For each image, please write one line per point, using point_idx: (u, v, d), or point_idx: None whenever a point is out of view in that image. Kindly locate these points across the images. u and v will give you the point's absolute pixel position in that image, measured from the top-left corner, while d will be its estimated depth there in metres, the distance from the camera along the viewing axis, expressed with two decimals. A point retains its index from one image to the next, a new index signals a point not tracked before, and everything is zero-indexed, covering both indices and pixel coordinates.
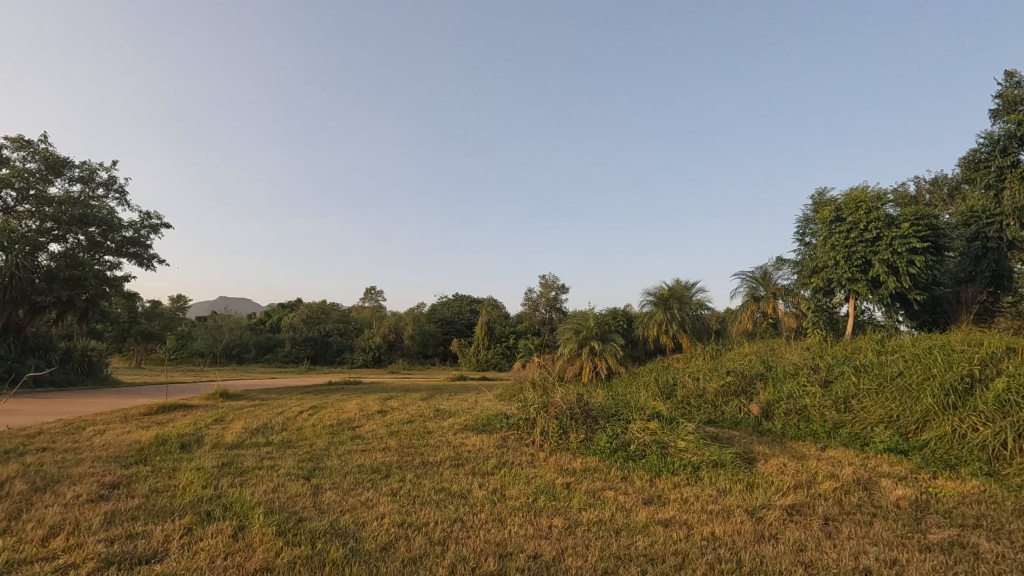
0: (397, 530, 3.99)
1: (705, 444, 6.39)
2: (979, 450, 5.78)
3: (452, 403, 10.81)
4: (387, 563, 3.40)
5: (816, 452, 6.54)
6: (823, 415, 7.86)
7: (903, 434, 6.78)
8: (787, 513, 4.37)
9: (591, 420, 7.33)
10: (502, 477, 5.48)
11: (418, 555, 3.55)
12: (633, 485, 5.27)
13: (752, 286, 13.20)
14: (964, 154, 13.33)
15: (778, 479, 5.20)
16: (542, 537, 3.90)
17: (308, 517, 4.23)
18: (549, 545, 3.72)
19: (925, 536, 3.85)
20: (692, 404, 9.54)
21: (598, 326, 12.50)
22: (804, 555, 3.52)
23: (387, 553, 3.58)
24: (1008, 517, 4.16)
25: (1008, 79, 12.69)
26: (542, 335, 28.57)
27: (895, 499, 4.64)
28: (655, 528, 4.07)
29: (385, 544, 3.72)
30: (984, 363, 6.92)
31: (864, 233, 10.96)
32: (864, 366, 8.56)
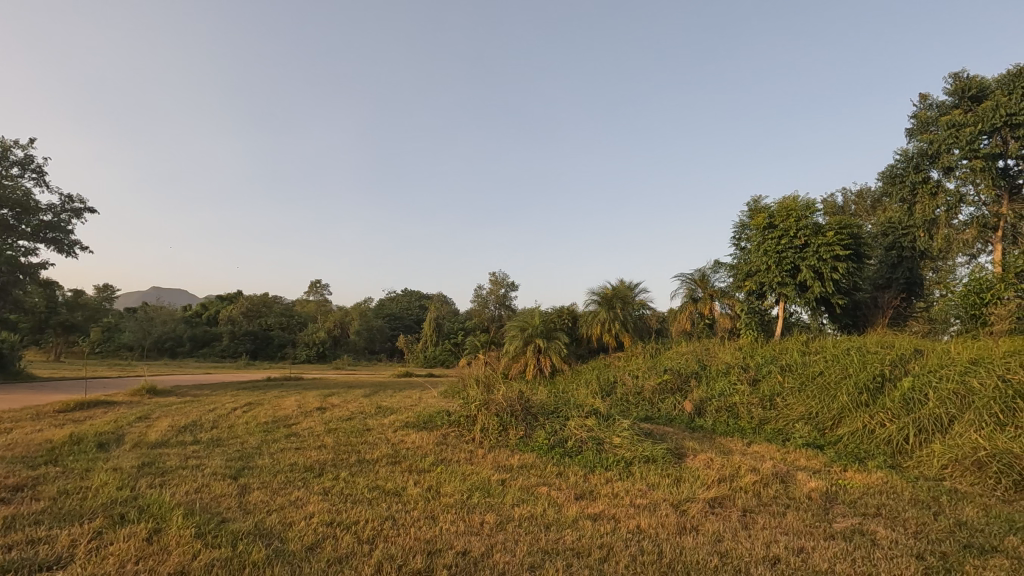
0: (326, 529, 3.89)
1: (639, 440, 6.61)
2: (885, 444, 6.28)
3: (395, 400, 10.65)
4: (311, 563, 3.32)
5: (742, 447, 6.90)
6: (750, 412, 8.28)
7: (821, 429, 7.27)
8: (709, 506, 4.59)
9: (531, 417, 7.41)
10: (437, 474, 5.45)
11: (345, 554, 3.49)
12: (567, 481, 5.37)
13: (690, 287, 13.65)
14: (884, 168, 14.39)
15: (704, 474, 5.46)
16: (473, 534, 3.91)
17: (232, 518, 4.06)
18: (479, 541, 3.74)
19: (830, 525, 4.13)
20: (631, 400, 9.82)
21: (544, 324, 12.60)
22: (721, 546, 3.71)
23: (312, 553, 3.50)
24: (905, 506, 4.53)
25: (922, 100, 13.77)
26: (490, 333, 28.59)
27: (808, 491, 4.96)
28: (584, 522, 4.16)
29: (312, 545, 3.63)
30: (894, 363, 7.50)
31: (793, 240, 11.64)
32: (788, 366, 9.09)
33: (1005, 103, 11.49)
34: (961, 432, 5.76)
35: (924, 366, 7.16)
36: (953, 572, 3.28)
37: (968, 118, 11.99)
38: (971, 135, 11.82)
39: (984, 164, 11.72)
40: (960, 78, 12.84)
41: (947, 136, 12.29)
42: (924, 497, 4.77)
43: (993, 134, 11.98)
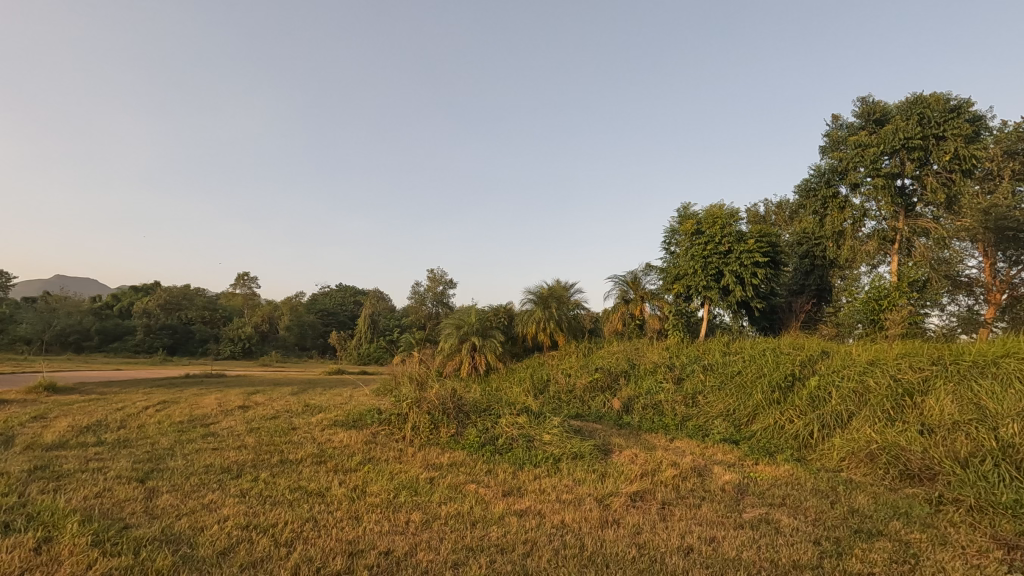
0: (240, 533, 3.71)
1: (568, 437, 6.75)
2: (793, 439, 6.76)
3: (324, 398, 10.31)
4: (222, 568, 3.16)
5: (665, 443, 7.21)
6: (674, 409, 8.65)
7: (737, 425, 7.72)
8: (630, 499, 4.76)
9: (463, 415, 7.38)
10: (364, 474, 5.32)
11: (260, 558, 3.34)
12: (495, 478, 5.41)
13: (623, 289, 14.06)
14: (800, 183, 15.42)
15: (628, 469, 5.65)
16: (398, 533, 3.86)
17: (136, 524, 3.78)
18: (403, 540, 3.70)
19: (740, 515, 4.40)
20: (562, 398, 10.02)
21: (480, 322, 12.61)
22: (639, 537, 3.86)
23: (224, 558, 3.33)
24: (807, 496, 4.89)
25: (834, 121, 14.86)
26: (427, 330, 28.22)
27: (722, 483, 5.25)
28: (509, 518, 4.20)
29: (224, 550, 3.45)
30: (804, 363, 8.08)
31: (718, 246, 12.24)
32: (710, 365, 9.58)
33: (904, 127, 12.62)
34: (858, 426, 6.29)
35: (830, 366, 7.75)
36: (843, 554, 3.58)
37: (872, 139, 13.09)
38: (874, 155, 12.90)
39: (884, 182, 12.87)
40: (866, 102, 13.97)
41: (854, 155, 13.34)
42: (824, 487, 5.17)
43: (893, 155, 13.09)
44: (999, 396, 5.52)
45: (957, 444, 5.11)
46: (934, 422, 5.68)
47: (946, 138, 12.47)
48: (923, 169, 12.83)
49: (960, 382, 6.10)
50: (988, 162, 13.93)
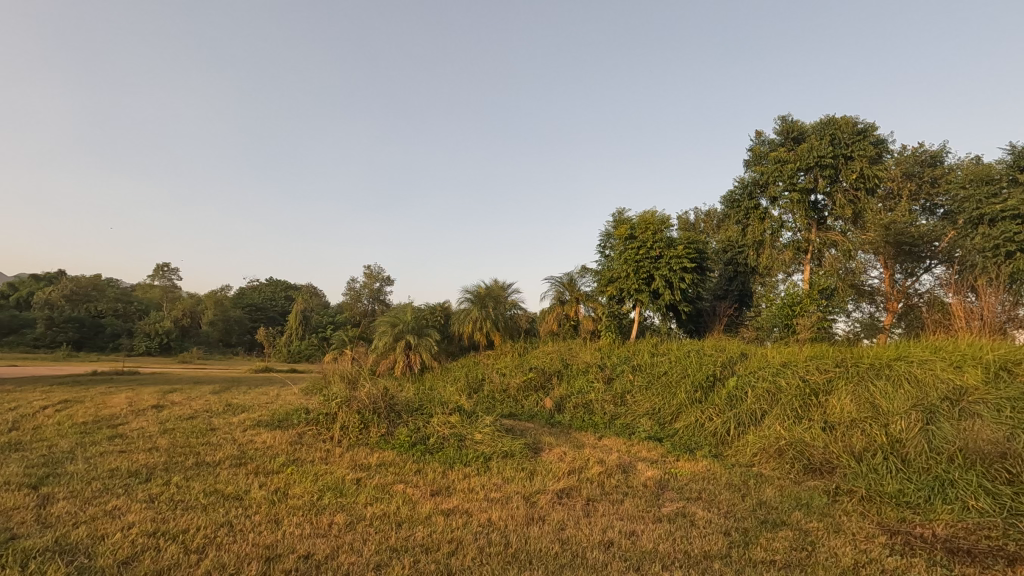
0: (146, 540, 3.48)
1: (499, 436, 6.79)
2: (712, 436, 7.13)
3: (248, 397, 9.83)
4: None
5: (593, 441, 7.40)
6: (603, 408, 8.90)
7: (661, 423, 8.05)
8: (556, 496, 4.86)
9: (394, 414, 7.24)
10: (287, 475, 5.13)
11: (167, 566, 3.15)
12: (424, 478, 5.36)
13: (559, 290, 14.33)
14: (726, 194, 16.23)
15: (556, 467, 5.77)
16: (319, 536, 3.75)
17: (25, 534, 3.47)
18: (325, 543, 3.60)
19: (659, 509, 4.59)
20: (496, 397, 10.07)
21: (415, 321, 12.44)
22: (563, 533, 3.95)
23: (127, 568, 3.11)
24: (722, 490, 5.18)
25: (757, 136, 15.75)
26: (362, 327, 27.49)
27: (644, 479, 5.46)
28: (436, 517, 4.18)
29: (126, 559, 3.22)
30: (724, 364, 8.55)
31: (649, 252, 12.70)
32: (639, 365, 9.94)
33: (818, 147, 13.59)
34: (769, 424, 6.72)
35: (747, 367, 8.24)
36: (750, 543, 3.83)
37: (790, 156, 14.00)
38: (791, 171, 13.81)
39: (800, 197, 13.81)
40: (786, 120, 14.91)
41: (774, 169, 14.19)
42: (737, 481, 5.50)
43: (808, 172, 14.02)
44: (890, 396, 6.06)
45: (853, 440, 5.58)
46: (835, 419, 6.17)
47: (853, 158, 13.56)
48: (834, 186, 13.88)
49: (858, 382, 6.65)
50: (889, 182, 15.25)
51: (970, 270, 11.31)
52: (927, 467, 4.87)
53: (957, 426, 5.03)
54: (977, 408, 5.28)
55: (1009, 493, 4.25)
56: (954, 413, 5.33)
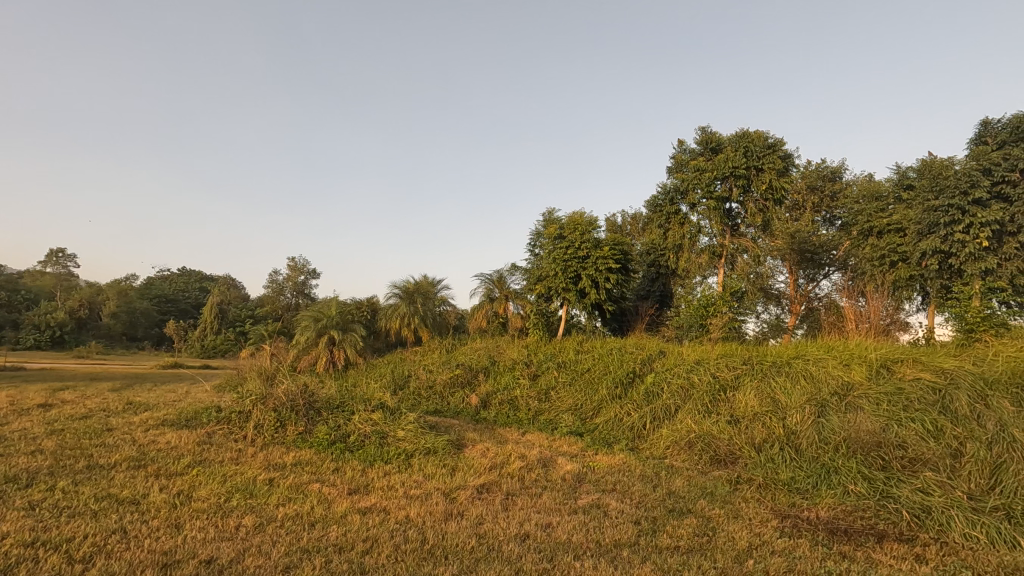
0: (22, 551, 3.16)
1: (422, 432, 6.72)
2: (630, 429, 7.43)
3: (152, 395, 9.13)
4: None
5: (517, 437, 7.49)
6: (527, 404, 9.03)
7: (583, 418, 8.29)
8: (476, 492, 4.89)
9: (313, 411, 6.97)
10: (192, 477, 4.82)
11: None
12: (342, 476, 5.21)
13: (488, 287, 14.39)
14: (650, 198, 16.89)
15: (477, 462, 5.80)
16: (224, 539, 3.56)
17: None
18: (230, 547, 3.41)
19: (576, 501, 4.73)
20: (422, 395, 9.96)
21: (340, 316, 12.04)
22: (480, 528, 3.97)
23: None
24: (635, 481, 5.41)
25: (680, 145, 16.48)
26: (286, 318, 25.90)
27: (563, 473, 5.60)
28: (352, 516, 4.08)
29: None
30: (644, 362, 8.96)
31: (577, 252, 13.00)
32: (564, 362, 10.18)
33: (733, 158, 14.44)
34: (681, 418, 7.09)
35: (664, 364, 8.69)
36: (657, 532, 4.02)
37: (708, 165, 14.75)
38: (708, 179, 14.56)
39: (716, 205, 14.61)
40: (706, 131, 15.68)
41: (694, 177, 14.92)
42: (650, 473, 5.77)
43: (724, 181, 14.87)
44: (788, 392, 6.59)
45: (754, 433, 6.01)
46: (740, 413, 6.61)
47: (763, 170, 14.53)
48: (746, 196, 14.78)
49: (762, 378, 7.17)
50: (795, 194, 16.46)
51: (862, 277, 12.42)
52: (816, 456, 5.33)
53: (842, 419, 5.55)
54: (860, 402, 5.83)
55: (882, 477, 4.73)
56: (841, 407, 5.87)
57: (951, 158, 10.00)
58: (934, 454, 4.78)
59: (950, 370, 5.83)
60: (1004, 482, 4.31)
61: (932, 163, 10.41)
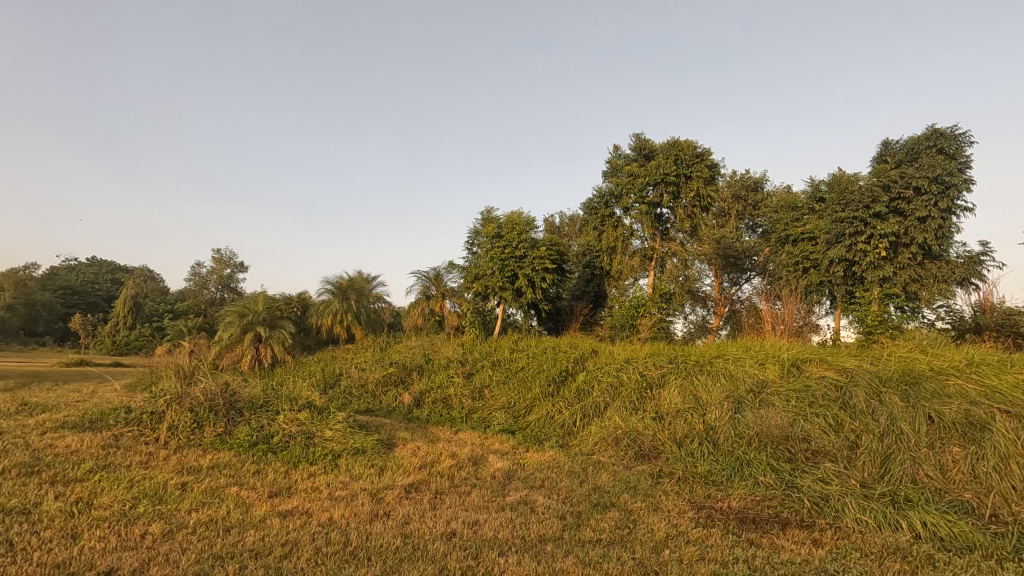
0: None
1: (351, 432, 6.54)
2: (560, 427, 7.57)
3: (51, 395, 8.36)
4: None
5: (449, 436, 7.44)
6: (461, 403, 8.99)
7: (515, 415, 8.36)
8: (404, 491, 4.82)
9: (234, 412, 6.62)
10: (93, 483, 4.46)
11: None
12: (263, 479, 4.99)
13: (424, 284, 14.24)
14: (586, 201, 17.27)
15: (407, 461, 5.72)
16: (126, 549, 3.32)
17: None
18: (133, 557, 3.19)
19: (504, 498, 4.77)
20: (353, 394, 9.69)
21: (267, 311, 11.49)
22: (406, 528, 3.92)
23: None
24: (562, 477, 5.53)
25: (615, 150, 16.94)
26: (209, 313, 24.31)
27: (493, 471, 5.62)
28: (271, 520, 3.92)
29: None
30: (577, 360, 9.16)
31: (514, 251, 13.08)
32: (498, 360, 10.22)
33: (663, 165, 15.00)
34: (610, 415, 7.31)
35: (596, 363, 8.92)
36: (581, 525, 4.13)
37: (641, 171, 15.25)
38: (641, 185, 15.07)
39: (647, 210, 15.11)
40: (639, 138, 16.17)
41: (628, 182, 15.38)
42: (577, 469, 5.91)
43: (656, 187, 15.41)
44: (709, 388, 6.95)
45: (676, 429, 6.29)
46: (664, 410, 6.89)
47: (691, 178, 15.19)
48: (676, 203, 15.38)
49: (685, 377, 7.50)
50: (721, 202, 17.36)
51: (778, 282, 13.23)
52: (731, 450, 5.65)
53: (756, 415, 5.92)
54: (772, 398, 6.24)
55: (788, 468, 5.09)
56: (755, 403, 6.26)
57: (856, 175, 10.87)
58: (834, 447, 5.21)
59: (850, 369, 6.34)
60: (892, 470, 4.78)
61: (841, 179, 11.25)
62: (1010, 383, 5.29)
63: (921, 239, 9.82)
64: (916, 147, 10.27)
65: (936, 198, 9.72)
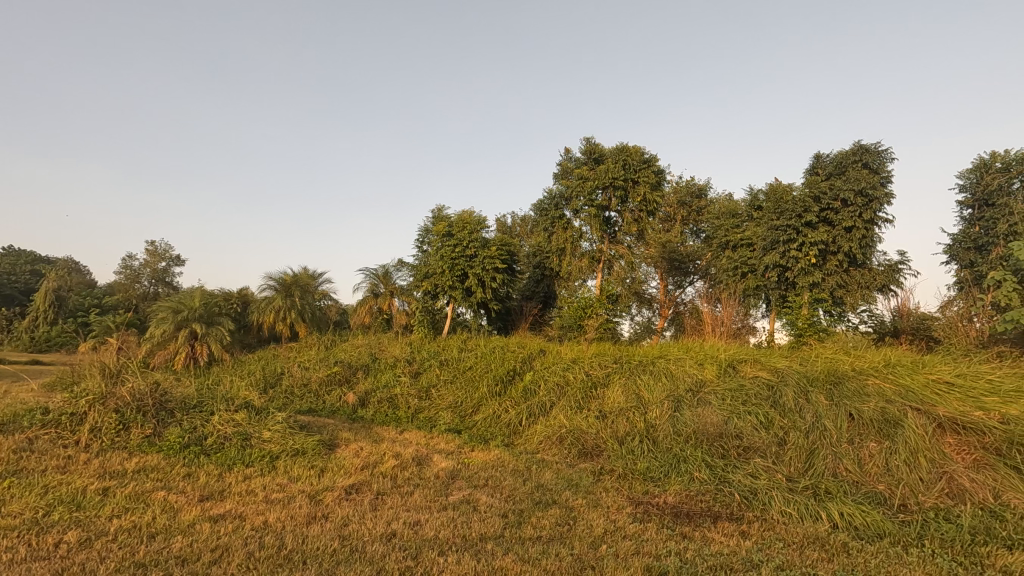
0: None
1: (291, 433, 6.34)
2: (506, 426, 7.59)
3: None
4: None
5: (394, 435, 7.33)
6: (407, 402, 8.87)
7: (462, 414, 8.33)
8: (344, 493, 4.71)
9: (164, 413, 6.28)
10: (2, 490, 4.13)
11: None
12: (194, 483, 4.76)
13: (372, 282, 13.99)
14: (537, 202, 17.42)
15: (349, 462, 5.60)
16: (37, 560, 3.09)
17: None
18: (44, 567, 2.98)
19: (447, 498, 4.75)
20: (295, 393, 9.39)
21: (204, 308, 10.96)
22: (345, 529, 3.84)
23: None
24: (506, 476, 5.55)
25: (567, 153, 17.15)
26: (139, 309, 22.93)
27: (437, 471, 5.58)
28: (201, 525, 3.75)
29: None
30: (524, 360, 9.23)
31: (464, 250, 13.03)
32: (446, 360, 10.16)
33: (612, 169, 15.32)
34: (555, 414, 7.40)
35: (543, 363, 9.01)
36: (522, 523, 4.16)
37: (591, 174, 15.53)
38: (590, 188, 15.34)
39: (597, 213, 15.39)
40: (589, 142, 16.46)
41: (578, 185, 15.62)
42: (521, 467, 5.95)
43: (605, 191, 15.72)
44: (651, 388, 7.14)
45: (618, 428, 6.44)
46: (607, 409, 7.05)
47: (639, 183, 15.57)
48: (624, 206, 15.75)
49: (629, 376, 7.69)
50: (667, 208, 17.90)
51: (719, 286, 13.77)
52: (669, 447, 5.84)
53: (694, 413, 6.15)
54: (709, 397, 6.49)
55: (721, 464, 5.32)
56: (693, 402, 6.49)
57: (791, 186, 11.47)
58: (763, 443, 5.47)
59: (781, 369, 6.68)
60: (815, 464, 5.07)
61: (777, 189, 11.83)
62: (921, 382, 5.71)
63: (847, 248, 10.46)
64: (845, 161, 10.92)
65: (860, 210, 10.38)
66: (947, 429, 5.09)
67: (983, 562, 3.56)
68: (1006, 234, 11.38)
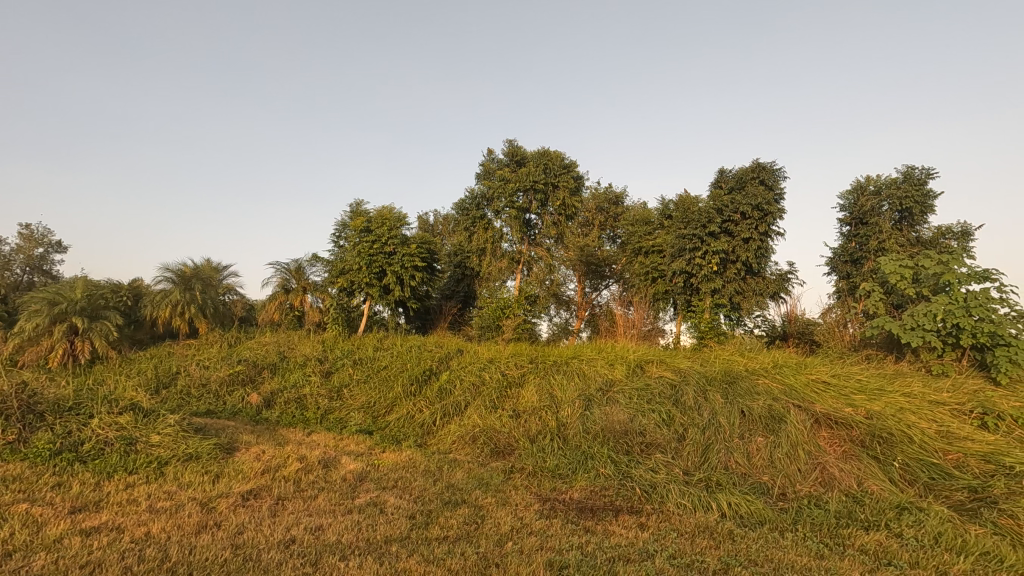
0: None
1: (184, 436, 5.86)
2: (420, 426, 7.46)
3: None
4: None
5: (301, 437, 7.02)
6: (317, 403, 8.51)
7: (374, 415, 8.10)
8: (241, 499, 4.43)
9: (32, 416, 5.59)
10: None
11: None
12: (64, 493, 4.28)
13: (283, 277, 13.30)
14: (458, 202, 17.38)
15: (248, 466, 5.27)
16: None
17: None
18: None
19: (353, 501, 4.60)
20: (191, 394, 8.70)
21: (87, 300, 9.92)
22: (238, 537, 3.62)
23: None
24: (416, 477, 5.47)
25: (489, 154, 17.20)
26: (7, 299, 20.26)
27: (343, 473, 5.37)
28: (70, 539, 3.38)
29: None
30: (441, 360, 9.15)
31: (382, 247, 12.71)
32: (359, 359, 9.86)
33: (533, 173, 15.58)
34: (470, 414, 7.39)
35: (460, 362, 8.98)
36: (429, 524, 4.11)
37: (512, 176, 15.71)
38: (511, 190, 15.52)
39: (517, 215, 15.57)
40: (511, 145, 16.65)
41: (500, 187, 15.75)
42: (433, 467, 5.88)
43: (526, 194, 15.95)
44: (564, 388, 7.32)
45: (531, 427, 6.55)
46: (522, 408, 7.15)
47: (558, 188, 15.96)
48: (544, 210, 16.10)
49: (543, 376, 7.84)
50: (586, 213, 18.44)
51: (631, 290, 14.38)
52: (578, 444, 6.01)
53: (602, 412, 6.37)
54: (617, 397, 6.74)
55: (625, 459, 5.56)
56: (603, 400, 6.74)
57: (697, 198, 12.22)
58: (664, 440, 5.78)
59: (684, 370, 7.08)
60: (709, 459, 5.43)
61: (685, 200, 12.56)
62: (803, 382, 6.28)
63: (745, 257, 11.28)
64: (745, 177, 11.78)
65: (757, 222, 11.20)
66: (822, 423, 5.63)
67: (845, 542, 3.97)
68: (876, 250, 12.77)
